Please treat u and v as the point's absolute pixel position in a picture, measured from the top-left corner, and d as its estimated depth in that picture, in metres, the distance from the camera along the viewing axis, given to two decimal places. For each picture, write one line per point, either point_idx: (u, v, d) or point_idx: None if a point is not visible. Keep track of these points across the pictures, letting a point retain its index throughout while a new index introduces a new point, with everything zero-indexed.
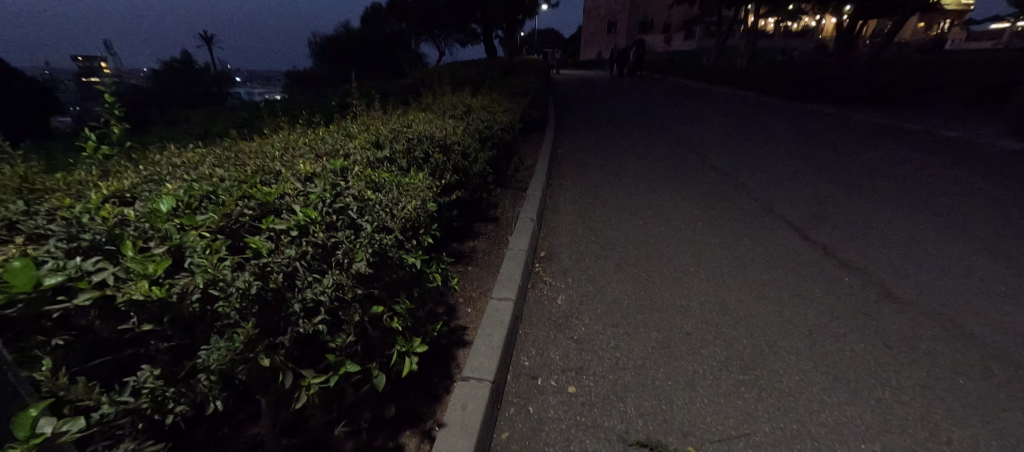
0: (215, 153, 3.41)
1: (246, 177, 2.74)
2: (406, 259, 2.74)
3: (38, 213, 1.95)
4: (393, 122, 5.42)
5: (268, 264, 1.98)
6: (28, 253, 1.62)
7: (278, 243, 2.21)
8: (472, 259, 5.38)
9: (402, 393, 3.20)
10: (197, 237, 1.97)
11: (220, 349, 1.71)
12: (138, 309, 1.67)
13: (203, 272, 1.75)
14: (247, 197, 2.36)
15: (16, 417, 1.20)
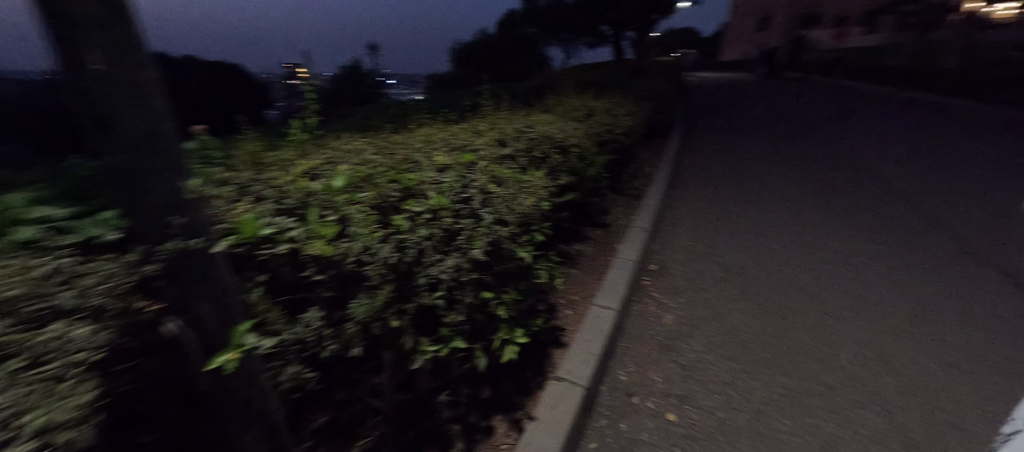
0: (371, 143, 4.03)
1: (394, 164, 3.21)
2: (517, 252, 2.92)
3: (256, 180, 2.58)
4: (517, 122, 5.72)
5: (406, 241, 2.32)
6: (251, 210, 2.18)
7: (415, 223, 2.55)
8: (578, 262, 5.41)
9: (498, 379, 3.40)
10: (357, 210, 2.39)
11: (363, 305, 2.05)
12: (313, 261, 2.10)
13: (360, 240, 2.16)
14: (395, 182, 2.79)
15: (235, 328, 1.62)
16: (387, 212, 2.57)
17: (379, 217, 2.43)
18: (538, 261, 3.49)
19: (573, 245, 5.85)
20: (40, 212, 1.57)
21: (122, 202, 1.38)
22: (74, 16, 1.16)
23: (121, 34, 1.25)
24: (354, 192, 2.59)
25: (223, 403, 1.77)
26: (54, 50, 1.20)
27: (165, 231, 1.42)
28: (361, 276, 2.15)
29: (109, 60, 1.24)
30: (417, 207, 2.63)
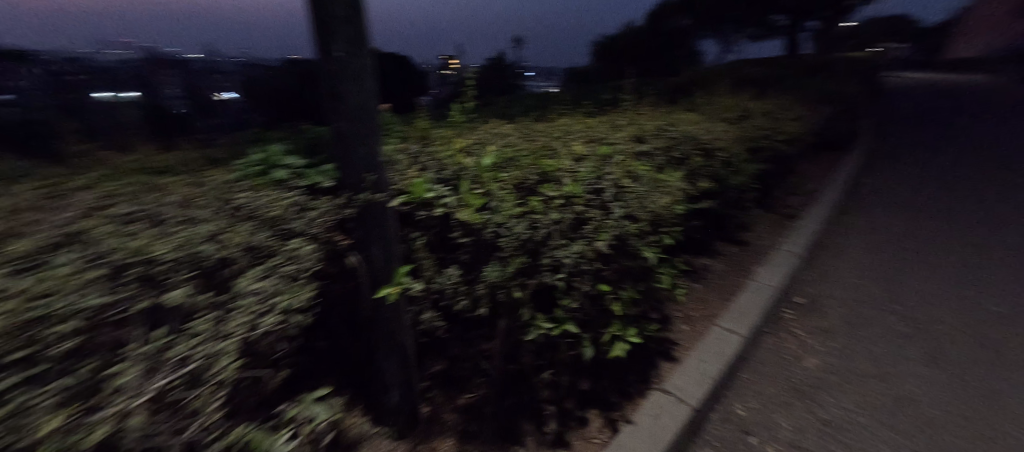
0: (515, 127, 4.30)
1: (535, 150, 3.39)
2: (643, 252, 2.86)
3: (419, 147, 2.96)
4: (660, 120, 5.46)
5: (539, 220, 2.44)
6: (414, 172, 2.54)
7: (549, 206, 2.68)
8: (704, 277, 5.02)
9: (601, 374, 3.34)
10: (500, 187, 2.59)
11: (497, 270, 2.30)
12: (460, 226, 2.41)
13: (500, 214, 2.37)
14: (535, 165, 2.94)
15: (398, 268, 1.98)
16: (526, 194, 2.73)
17: (519, 197, 2.62)
18: (663, 266, 3.32)
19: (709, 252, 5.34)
20: (283, 159, 2.14)
21: (339, 159, 1.86)
22: (331, 16, 1.62)
23: (355, 29, 1.67)
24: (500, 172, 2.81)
25: (382, 325, 2.26)
26: (316, 42, 1.69)
27: (362, 183, 1.85)
28: (497, 246, 2.37)
29: (347, 48, 1.68)
30: (553, 192, 2.74)
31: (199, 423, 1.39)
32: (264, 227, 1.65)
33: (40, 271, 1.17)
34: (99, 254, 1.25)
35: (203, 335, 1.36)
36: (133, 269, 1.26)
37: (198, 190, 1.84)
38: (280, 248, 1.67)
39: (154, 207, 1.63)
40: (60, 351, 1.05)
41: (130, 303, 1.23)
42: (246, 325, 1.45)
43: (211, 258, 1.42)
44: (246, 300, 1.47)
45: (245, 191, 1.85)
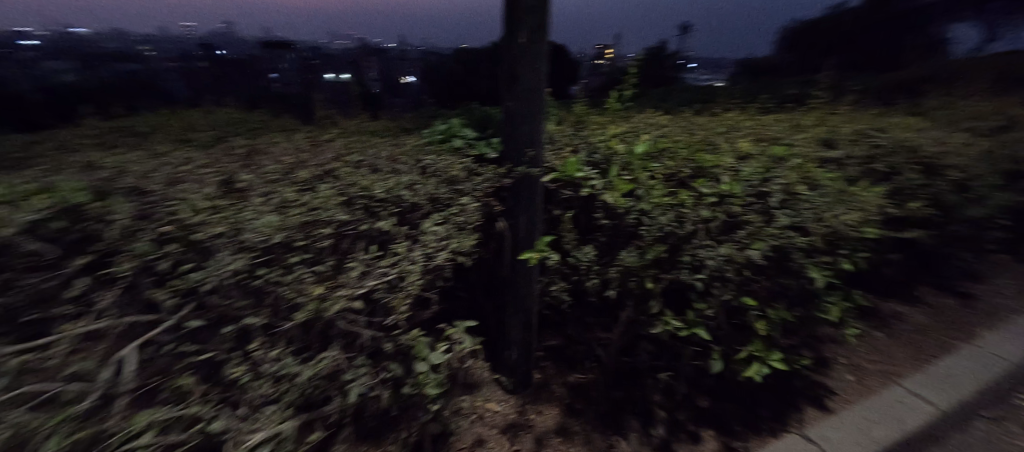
0: (683, 112, 3.92)
1: (704, 129, 2.96)
2: (813, 272, 1.96)
3: (576, 128, 2.98)
4: (880, 112, 4.22)
5: (689, 213, 2.01)
6: (566, 149, 2.55)
7: (697, 201, 2.09)
8: (895, 321, 3.75)
9: (728, 395, 2.93)
10: (650, 175, 2.24)
11: (631, 256, 2.05)
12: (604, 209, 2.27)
13: (646, 202, 2.08)
14: (701, 151, 2.44)
15: (542, 237, 2.18)
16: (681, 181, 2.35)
17: (660, 185, 2.12)
18: (852, 295, 2.44)
19: (916, 294, 4.13)
20: (461, 131, 2.54)
21: (505, 135, 2.14)
22: (523, 6, 1.83)
23: (539, 18, 1.86)
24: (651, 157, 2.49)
25: (514, 286, 2.48)
26: (505, 29, 1.93)
27: (522, 158, 2.07)
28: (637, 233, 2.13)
29: (529, 36, 1.89)
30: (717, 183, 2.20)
31: (398, 320, 1.71)
32: (443, 185, 2.01)
33: (311, 193, 1.71)
34: (343, 190, 1.76)
35: (401, 255, 1.74)
36: (357, 204, 1.74)
37: (402, 151, 2.38)
38: (456, 201, 1.98)
39: (375, 160, 2.19)
40: (320, 244, 1.56)
41: (356, 223, 1.67)
42: (426, 258, 1.78)
43: (406, 200, 1.82)
44: (428, 237, 1.82)
45: (431, 155, 2.30)
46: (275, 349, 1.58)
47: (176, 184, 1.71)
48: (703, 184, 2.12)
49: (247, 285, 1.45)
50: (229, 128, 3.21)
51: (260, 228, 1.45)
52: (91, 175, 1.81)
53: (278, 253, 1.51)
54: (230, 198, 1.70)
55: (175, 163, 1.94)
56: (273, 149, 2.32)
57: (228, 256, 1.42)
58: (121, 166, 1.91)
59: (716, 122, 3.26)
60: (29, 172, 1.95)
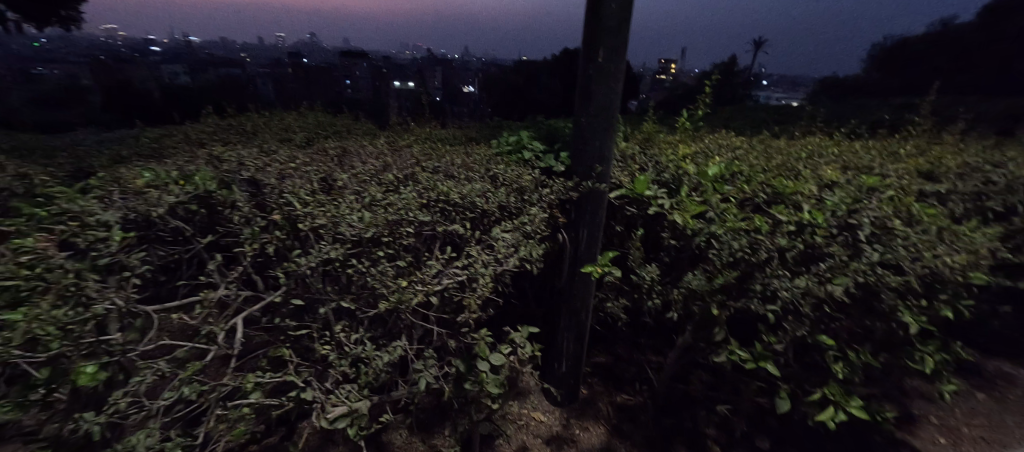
0: (762, 134, 3.69)
1: (786, 155, 2.76)
2: (906, 316, 1.73)
3: (647, 147, 2.92)
4: (1003, 146, 3.67)
5: (764, 239, 1.86)
6: (634, 167, 2.51)
7: (774, 229, 1.98)
8: (1007, 387, 3.23)
9: (792, 442, 2.66)
10: (721, 197, 2.17)
11: (698, 278, 1.92)
12: (671, 228, 2.19)
13: (715, 225, 1.97)
14: (779, 178, 2.30)
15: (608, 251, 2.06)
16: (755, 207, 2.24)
17: (736, 210, 2.06)
18: (955, 351, 2.12)
19: None
20: (530, 144, 2.65)
21: (574, 148, 2.16)
22: (604, 28, 1.89)
23: (619, 39, 1.90)
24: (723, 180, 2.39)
25: (568, 297, 2.41)
26: (585, 48, 1.99)
27: (590, 172, 2.10)
28: (704, 255, 2.02)
29: (607, 56, 1.94)
30: (797, 212, 2.06)
31: (469, 318, 1.58)
32: (513, 194, 2.07)
33: (396, 195, 1.85)
34: (423, 195, 1.89)
35: (473, 260, 1.66)
36: (438, 206, 1.86)
37: (474, 160, 2.52)
38: (529, 210, 1.95)
39: (450, 167, 2.33)
40: (403, 242, 1.63)
41: (436, 225, 1.74)
42: (496, 261, 1.69)
43: (481, 207, 1.88)
44: (499, 244, 1.76)
45: (500, 165, 2.40)
46: (357, 333, 1.53)
47: (282, 178, 1.94)
48: (781, 211, 2.01)
49: (340, 276, 1.56)
50: (323, 130, 3.72)
51: (356, 225, 1.59)
52: (217, 169, 2.13)
53: (366, 248, 1.60)
54: (328, 194, 1.88)
55: (284, 159, 2.22)
56: (360, 152, 2.56)
57: (327, 245, 1.55)
58: (238, 160, 2.22)
59: (798, 147, 3.06)
60: (169, 163, 2.33)
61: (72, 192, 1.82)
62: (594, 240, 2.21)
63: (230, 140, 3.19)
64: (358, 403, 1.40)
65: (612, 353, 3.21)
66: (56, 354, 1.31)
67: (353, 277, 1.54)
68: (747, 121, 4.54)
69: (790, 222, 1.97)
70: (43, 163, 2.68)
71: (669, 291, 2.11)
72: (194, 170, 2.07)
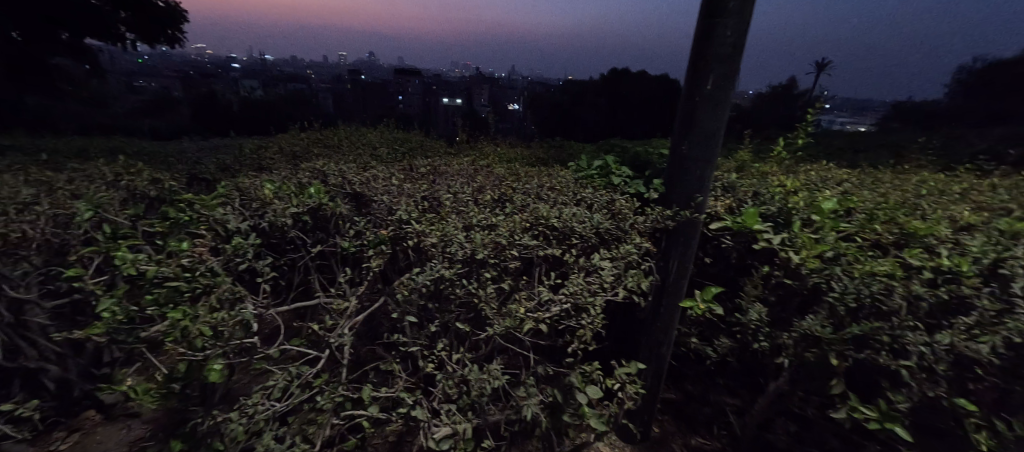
0: (866, 166, 3.42)
1: (907, 191, 2.52)
2: None
3: (744, 176, 2.80)
4: None
5: (898, 284, 1.74)
6: (736, 199, 2.42)
7: (908, 275, 1.84)
8: None
9: None
10: (839, 236, 2.02)
11: (814, 323, 1.85)
12: (782, 265, 2.10)
13: (842, 268, 1.87)
14: (909, 217, 2.12)
15: (709, 286, 1.95)
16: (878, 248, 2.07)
17: (860, 252, 1.93)
18: None
19: None
20: (617, 169, 2.63)
21: (670, 176, 2.11)
22: (715, 54, 1.83)
23: (731, 66, 1.83)
24: (839, 216, 2.24)
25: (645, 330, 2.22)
26: (690, 76, 1.95)
27: (689, 202, 2.02)
28: (824, 298, 1.92)
29: (716, 83, 1.87)
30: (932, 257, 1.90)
31: (580, 348, 1.59)
32: (610, 220, 2.03)
33: (500, 218, 1.94)
34: (524, 218, 1.95)
35: (578, 287, 1.65)
36: (538, 230, 1.93)
37: (561, 183, 2.53)
38: (632, 238, 1.92)
39: (539, 190, 2.37)
40: (508, 265, 1.69)
41: (537, 249, 1.77)
42: (603, 290, 1.68)
43: (580, 233, 1.87)
44: (602, 271, 1.73)
45: (587, 190, 2.37)
46: (458, 353, 1.63)
47: (388, 195, 2.12)
48: (914, 254, 1.84)
49: (448, 295, 1.65)
50: (408, 147, 3.92)
51: (465, 245, 1.68)
52: (326, 184, 2.31)
53: (475, 269, 1.68)
54: (434, 214, 1.99)
55: (383, 176, 2.40)
56: (450, 172, 2.67)
57: (442, 266, 1.64)
58: (340, 175, 2.39)
59: (911, 182, 2.79)
60: (280, 175, 2.55)
61: (207, 200, 2.04)
62: (684, 273, 2.08)
63: (324, 154, 3.45)
64: (463, 426, 1.43)
65: (683, 391, 2.94)
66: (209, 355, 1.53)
67: (458, 296, 1.62)
68: (840, 151, 4.25)
69: (926, 268, 1.82)
70: (172, 170, 3.05)
71: (778, 333, 2.05)
72: (308, 184, 2.26)
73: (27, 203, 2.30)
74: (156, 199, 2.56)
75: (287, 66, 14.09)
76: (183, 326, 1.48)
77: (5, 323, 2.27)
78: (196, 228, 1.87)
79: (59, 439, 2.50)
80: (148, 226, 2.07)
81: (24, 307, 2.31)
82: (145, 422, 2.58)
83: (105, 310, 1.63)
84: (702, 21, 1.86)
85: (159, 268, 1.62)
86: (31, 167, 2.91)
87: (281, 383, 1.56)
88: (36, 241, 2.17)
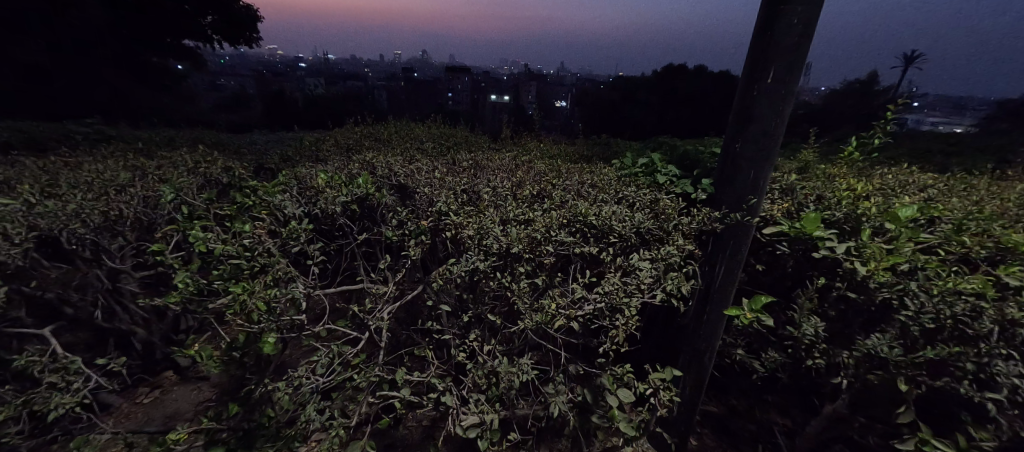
0: (957, 172, 3.04)
1: (1008, 202, 2.22)
2: None
3: (809, 178, 2.60)
4: None
5: (989, 306, 1.59)
6: (798, 201, 2.26)
7: (1001, 298, 1.69)
8: None
9: None
10: (917, 247, 1.83)
11: (881, 344, 1.73)
12: (845, 277, 1.95)
13: (922, 283, 1.71)
14: (1007, 231, 1.87)
15: (756, 294, 1.82)
16: (967, 264, 1.86)
17: (945, 266, 1.76)
18: None
19: None
20: (664, 168, 2.54)
21: (721, 176, 1.99)
22: (779, 44, 1.70)
23: (795, 58, 1.69)
24: (919, 225, 2.01)
25: (686, 337, 2.14)
26: (749, 69, 1.83)
27: (741, 203, 1.89)
28: (894, 314, 1.78)
29: (778, 76, 1.73)
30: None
31: (611, 348, 1.60)
32: (651, 220, 1.98)
33: (538, 213, 1.96)
34: (563, 214, 1.96)
35: (613, 287, 1.66)
36: (576, 227, 1.93)
37: (604, 180, 2.48)
38: (675, 239, 1.85)
39: (580, 187, 2.34)
40: (542, 260, 1.73)
41: (574, 246, 1.79)
42: (641, 292, 1.67)
43: (619, 231, 1.85)
44: (640, 272, 1.73)
45: (629, 188, 2.31)
46: (490, 345, 1.69)
47: (430, 188, 2.21)
48: (1013, 272, 1.68)
49: (484, 287, 1.71)
50: (455, 143, 4.01)
51: (501, 238, 1.74)
52: (373, 175, 2.44)
53: (510, 263, 1.73)
54: (474, 207, 2.05)
55: (427, 169, 2.51)
56: (492, 166, 2.71)
57: (479, 258, 1.70)
58: (386, 168, 2.52)
59: (1015, 190, 2.43)
60: (333, 166, 2.71)
61: (269, 186, 2.23)
62: (731, 281, 1.95)
63: (376, 147, 3.63)
64: (489, 416, 1.53)
65: (726, 404, 2.68)
66: (262, 328, 1.67)
67: (492, 288, 1.70)
68: (928, 155, 3.80)
69: None
70: (242, 160, 3.35)
71: (836, 351, 1.89)
72: (357, 175, 2.39)
73: (124, 185, 2.62)
74: (227, 185, 2.83)
75: (348, 65, 14.86)
76: (240, 299, 1.63)
77: (104, 288, 2.61)
78: (258, 213, 2.04)
79: (143, 393, 2.83)
80: (218, 209, 2.29)
81: (120, 276, 2.65)
82: (212, 385, 2.86)
83: (179, 281, 1.81)
84: (765, 10, 1.73)
85: (224, 247, 1.80)
86: (132, 155, 3.33)
87: (324, 359, 1.69)
88: (128, 218, 2.48)
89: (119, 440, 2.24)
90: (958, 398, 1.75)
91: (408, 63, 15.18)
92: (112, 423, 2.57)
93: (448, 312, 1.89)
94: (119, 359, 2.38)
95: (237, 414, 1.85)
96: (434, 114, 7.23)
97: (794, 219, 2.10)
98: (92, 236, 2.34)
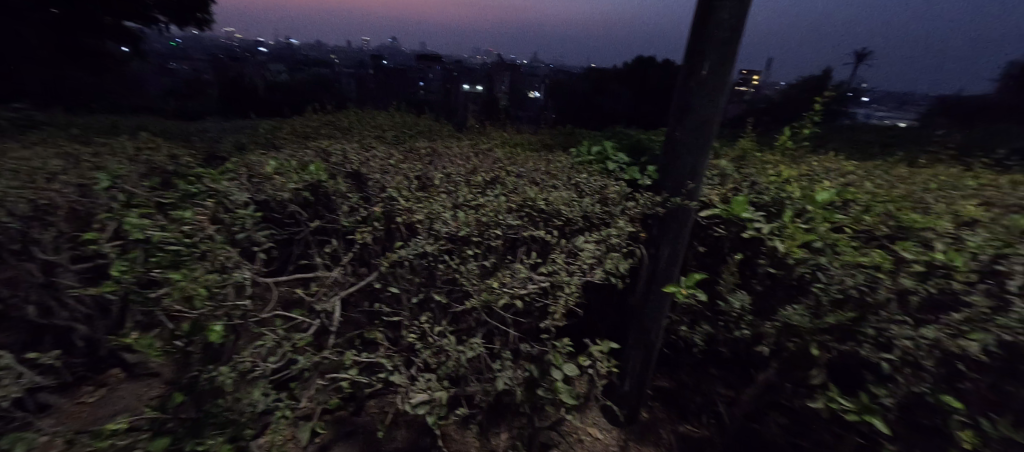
0: (880, 159, 3.32)
1: (916, 185, 2.46)
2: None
3: (747, 165, 2.80)
4: None
5: (884, 277, 1.79)
6: (730, 187, 2.47)
7: (898, 269, 1.89)
8: None
9: None
10: (829, 226, 2.05)
11: (798, 314, 2.01)
12: (769, 254, 2.22)
13: (831, 258, 1.96)
14: (907, 211, 2.09)
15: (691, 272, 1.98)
16: (872, 241, 2.09)
17: (850, 242, 1.97)
18: None
19: None
20: (615, 156, 2.66)
21: (663, 162, 2.11)
22: (712, 39, 1.81)
23: (725, 52, 1.82)
24: (834, 207, 2.23)
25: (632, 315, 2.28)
26: (686, 61, 1.94)
27: (679, 188, 2.01)
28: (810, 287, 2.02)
29: (711, 67, 1.85)
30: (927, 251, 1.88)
31: (553, 325, 1.70)
32: (598, 205, 2.09)
33: (489, 199, 2.03)
34: (514, 200, 2.04)
35: (557, 268, 1.76)
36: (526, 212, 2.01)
37: (558, 167, 2.57)
38: (617, 222, 1.97)
39: (534, 174, 2.42)
40: (491, 243, 1.81)
41: (523, 229, 1.87)
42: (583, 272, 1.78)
43: (566, 215, 1.95)
44: (583, 253, 1.84)
45: (581, 175, 2.41)
46: (440, 326, 1.76)
47: (384, 174, 2.24)
48: (908, 248, 1.88)
49: (434, 270, 1.79)
50: (417, 131, 4.01)
51: (450, 223, 1.81)
52: (327, 162, 2.44)
53: (459, 246, 1.80)
54: (427, 193, 2.11)
55: (382, 156, 2.52)
56: (449, 154, 2.74)
57: (429, 242, 1.77)
58: (342, 155, 2.51)
59: (924, 174, 2.69)
60: (287, 153, 2.68)
61: (216, 174, 2.19)
62: (672, 261, 2.09)
63: (335, 135, 3.57)
64: (438, 393, 1.60)
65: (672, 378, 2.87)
66: (199, 313, 1.77)
67: (441, 271, 1.77)
68: (861, 144, 4.11)
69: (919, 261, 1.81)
70: (191, 147, 3.24)
71: None
72: (310, 162, 2.39)
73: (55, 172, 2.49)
74: (173, 173, 2.74)
75: (311, 50, 14.24)
76: (178, 285, 1.72)
77: (37, 282, 2.49)
78: (204, 200, 2.02)
79: (87, 392, 2.77)
80: (162, 198, 2.24)
81: (55, 269, 2.52)
82: (163, 381, 2.80)
83: (117, 264, 1.93)
84: (700, 6, 1.84)
85: (164, 234, 1.78)
86: (65, 142, 3.14)
87: (269, 344, 1.85)
88: (60, 207, 2.36)
89: (59, 437, 2.17)
90: (862, 360, 1.96)
91: (375, 49, 14.77)
92: (50, 423, 2.49)
93: (400, 296, 1.94)
94: (52, 353, 2.27)
95: (185, 403, 1.85)
96: (399, 103, 7.10)
97: (727, 204, 2.38)
98: (16, 224, 2.21)
